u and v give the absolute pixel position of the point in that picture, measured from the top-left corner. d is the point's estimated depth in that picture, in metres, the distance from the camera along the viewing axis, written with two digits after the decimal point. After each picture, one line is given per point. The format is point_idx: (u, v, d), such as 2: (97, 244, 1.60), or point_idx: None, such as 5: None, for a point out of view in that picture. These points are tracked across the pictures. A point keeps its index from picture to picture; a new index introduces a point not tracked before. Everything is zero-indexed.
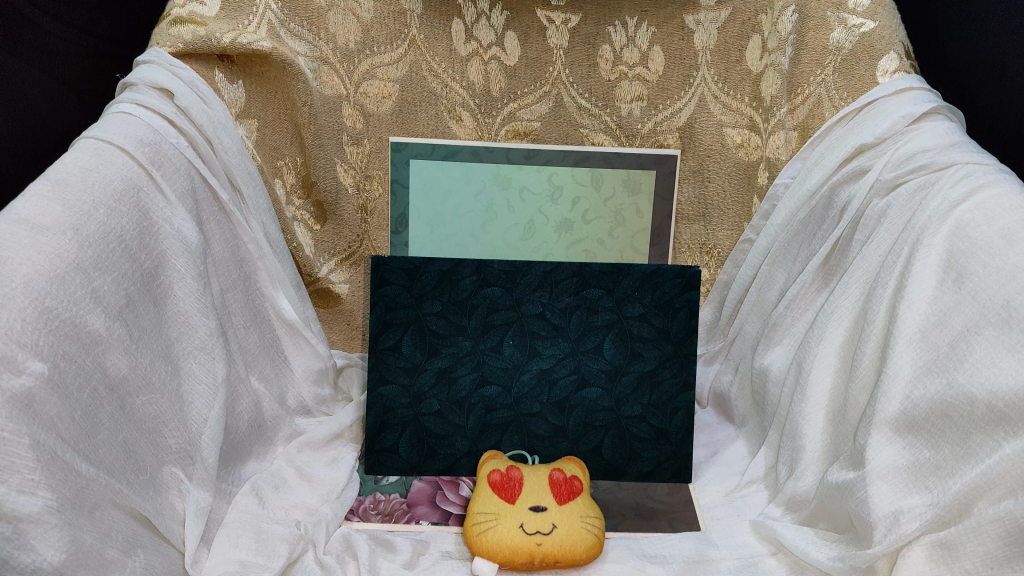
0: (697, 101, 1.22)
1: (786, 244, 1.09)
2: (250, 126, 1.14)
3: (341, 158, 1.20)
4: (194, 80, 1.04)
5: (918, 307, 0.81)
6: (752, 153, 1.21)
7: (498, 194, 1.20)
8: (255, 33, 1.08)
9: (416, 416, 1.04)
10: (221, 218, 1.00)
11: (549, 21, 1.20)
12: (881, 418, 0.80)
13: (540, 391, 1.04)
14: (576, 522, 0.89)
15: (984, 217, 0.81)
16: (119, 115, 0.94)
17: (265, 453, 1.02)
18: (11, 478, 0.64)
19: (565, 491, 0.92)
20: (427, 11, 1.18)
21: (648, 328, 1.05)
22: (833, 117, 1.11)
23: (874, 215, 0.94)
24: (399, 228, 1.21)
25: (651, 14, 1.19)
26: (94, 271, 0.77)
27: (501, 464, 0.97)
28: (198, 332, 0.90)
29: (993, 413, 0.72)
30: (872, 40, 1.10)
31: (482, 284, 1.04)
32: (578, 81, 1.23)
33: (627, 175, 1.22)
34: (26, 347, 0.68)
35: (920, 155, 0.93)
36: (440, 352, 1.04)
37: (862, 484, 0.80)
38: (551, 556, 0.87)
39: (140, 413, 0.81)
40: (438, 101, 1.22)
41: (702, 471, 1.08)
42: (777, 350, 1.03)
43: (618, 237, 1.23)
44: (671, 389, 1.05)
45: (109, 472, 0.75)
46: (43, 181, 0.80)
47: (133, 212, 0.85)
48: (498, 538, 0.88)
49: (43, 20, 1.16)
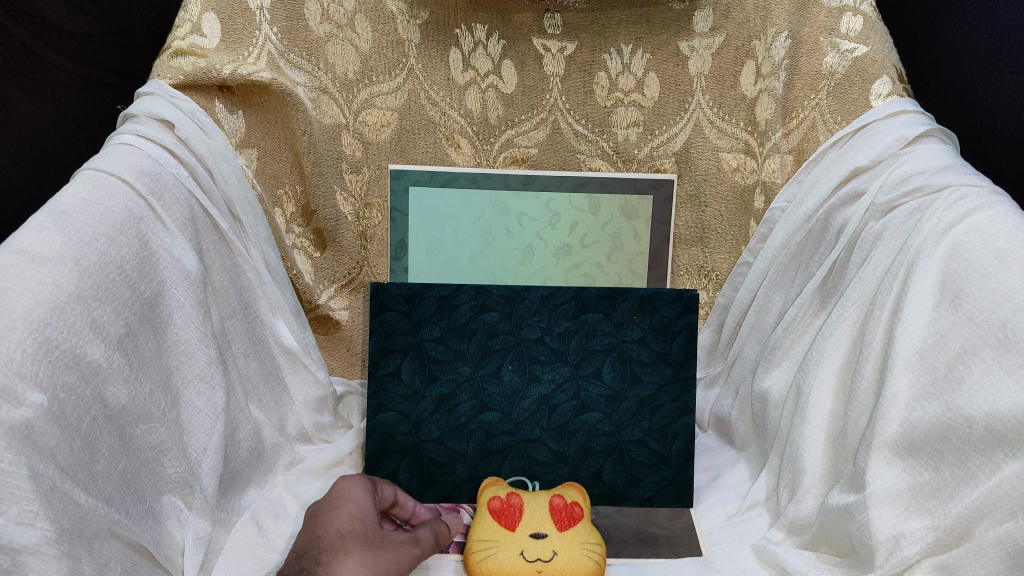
0: (693, 126, 1.23)
1: (784, 266, 1.10)
2: (251, 156, 1.16)
3: (340, 186, 1.21)
4: (194, 111, 1.05)
5: (914, 330, 0.82)
6: (748, 177, 1.22)
7: (497, 219, 1.21)
8: (255, 64, 1.10)
9: (416, 443, 1.04)
10: (222, 247, 1.01)
11: (545, 49, 1.22)
12: (881, 440, 0.80)
13: (541, 416, 1.04)
14: (577, 549, 0.89)
15: (979, 238, 0.81)
16: (119, 146, 0.96)
17: (264, 482, 1.01)
18: (10, 510, 0.64)
19: (565, 517, 0.92)
20: (424, 41, 1.20)
21: (648, 352, 1.05)
22: (829, 140, 1.11)
23: (870, 238, 0.94)
24: (399, 255, 1.22)
25: (646, 41, 1.21)
26: (94, 302, 0.77)
27: (501, 490, 0.96)
28: (198, 360, 0.90)
29: (993, 434, 0.72)
30: (865, 64, 1.09)
31: (481, 309, 1.04)
32: (574, 108, 1.25)
33: (624, 201, 1.23)
34: (25, 378, 0.68)
35: (915, 177, 0.94)
36: (439, 378, 1.04)
37: (863, 507, 0.80)
38: None
39: (140, 442, 0.81)
40: (436, 129, 1.24)
41: (703, 496, 1.07)
42: (776, 373, 1.03)
43: (616, 261, 1.24)
44: (671, 413, 1.05)
45: (107, 502, 0.75)
46: (44, 214, 0.81)
47: (133, 243, 0.86)
48: (499, 566, 0.87)
49: (46, 53, 1.21)
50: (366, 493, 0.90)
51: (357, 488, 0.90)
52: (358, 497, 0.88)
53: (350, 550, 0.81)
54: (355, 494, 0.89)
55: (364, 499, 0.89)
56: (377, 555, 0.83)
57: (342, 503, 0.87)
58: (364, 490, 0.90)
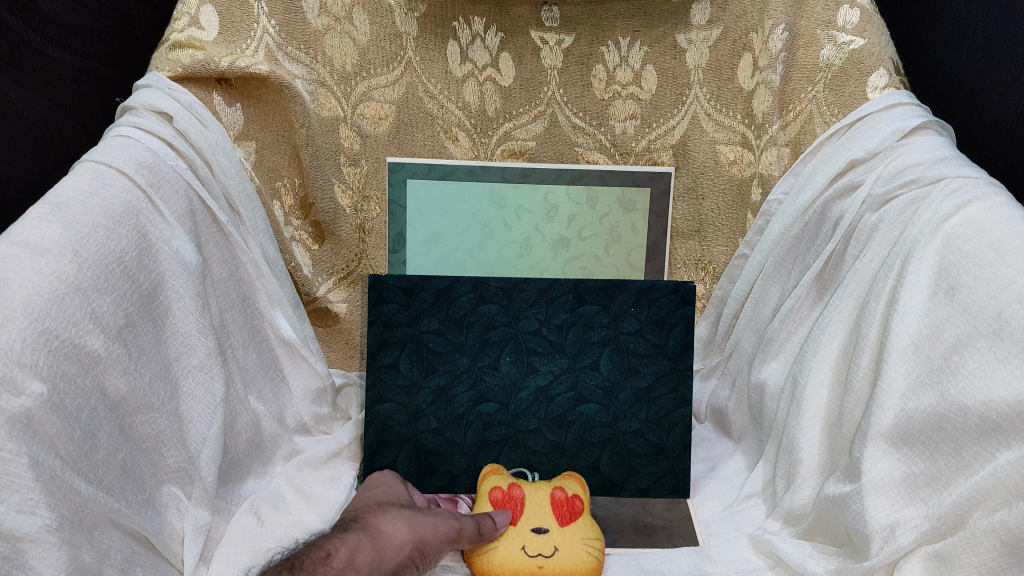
0: (690, 119, 1.23)
1: (781, 258, 1.10)
2: (249, 148, 1.15)
3: (338, 179, 1.21)
4: (192, 103, 1.05)
5: (909, 320, 0.82)
6: (746, 169, 1.22)
7: (495, 212, 1.21)
8: (252, 57, 1.10)
9: (414, 434, 1.04)
10: (220, 239, 1.01)
11: (543, 42, 1.22)
12: (876, 430, 0.81)
13: (538, 407, 1.04)
14: (577, 543, 0.89)
15: (974, 230, 0.82)
16: (117, 138, 0.96)
17: (263, 472, 1.02)
18: (11, 498, 0.64)
19: (566, 511, 0.93)
20: (423, 33, 1.20)
21: (645, 343, 1.05)
22: (825, 132, 1.11)
23: (866, 229, 0.95)
24: (396, 247, 1.23)
25: (644, 34, 1.22)
26: (93, 292, 0.78)
27: (502, 481, 0.97)
28: (197, 352, 0.91)
29: (987, 424, 0.72)
30: (861, 56, 1.09)
31: (479, 301, 1.05)
32: (572, 101, 1.25)
33: (621, 193, 1.23)
34: (25, 368, 0.68)
35: (910, 169, 0.94)
36: (437, 369, 1.04)
37: (859, 497, 0.80)
38: None
39: (140, 433, 0.82)
40: (434, 122, 1.24)
41: (701, 486, 1.08)
42: (772, 365, 1.04)
43: (613, 254, 1.25)
44: (668, 405, 1.05)
45: (107, 492, 0.75)
46: (43, 205, 0.81)
47: (132, 234, 0.86)
48: (500, 560, 0.88)
49: (45, 46, 1.20)
50: (401, 483, 0.98)
51: (390, 476, 0.98)
52: (390, 483, 0.97)
53: (389, 510, 0.89)
54: (388, 480, 0.97)
55: (396, 484, 0.97)
56: (415, 514, 0.88)
57: (375, 487, 0.96)
58: (397, 479, 0.98)
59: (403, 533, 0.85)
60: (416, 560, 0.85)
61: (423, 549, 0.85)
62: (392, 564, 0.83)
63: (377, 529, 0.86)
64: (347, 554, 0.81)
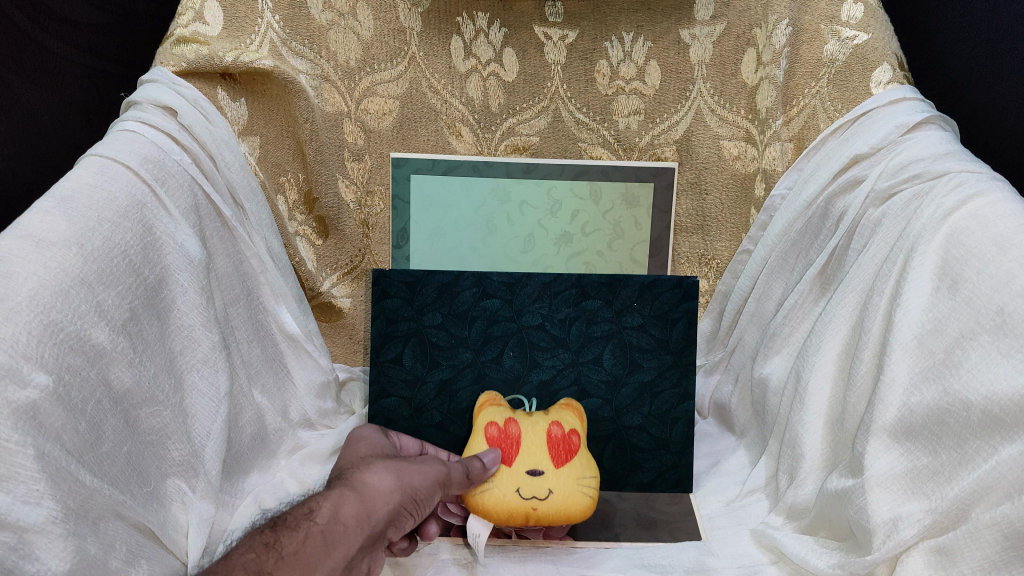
0: (693, 114, 1.23)
1: (784, 253, 1.10)
2: (253, 143, 1.16)
3: (342, 174, 1.21)
4: (196, 97, 1.05)
5: (912, 315, 0.82)
6: (749, 164, 1.22)
7: (498, 207, 1.21)
8: (256, 52, 1.09)
9: (418, 427, 1.05)
10: (224, 233, 1.02)
11: (547, 37, 1.23)
12: (880, 425, 0.81)
13: (541, 402, 1.05)
14: (571, 486, 0.93)
15: (977, 225, 0.81)
16: (122, 133, 0.96)
17: (267, 466, 1.02)
18: (17, 488, 0.64)
19: (562, 451, 0.94)
20: (426, 29, 1.21)
21: (648, 338, 1.05)
22: (829, 127, 1.11)
23: (870, 224, 0.95)
24: (400, 243, 1.23)
25: (647, 29, 1.22)
26: (98, 285, 0.78)
27: (499, 416, 0.97)
28: (201, 346, 0.91)
29: (989, 418, 0.72)
30: (866, 51, 1.09)
31: (482, 296, 1.05)
32: (575, 96, 1.25)
33: (625, 189, 1.23)
34: (31, 360, 0.69)
35: (916, 163, 0.94)
36: (440, 364, 1.04)
37: (861, 492, 0.80)
38: (545, 517, 0.92)
39: (145, 425, 0.82)
40: (438, 117, 1.25)
41: (702, 480, 1.08)
42: (774, 360, 1.04)
43: (616, 249, 1.24)
44: (671, 400, 1.05)
45: (113, 483, 0.76)
46: (49, 199, 0.82)
47: (137, 228, 0.86)
48: (494, 501, 0.92)
49: (50, 43, 1.22)
50: (379, 434, 0.97)
51: (371, 430, 0.97)
52: (370, 437, 0.96)
53: (371, 463, 0.89)
54: (368, 433, 0.97)
55: (376, 438, 0.96)
56: (400, 464, 0.89)
57: (354, 443, 0.95)
58: (378, 432, 0.98)
59: (390, 484, 0.87)
60: (408, 506, 0.87)
61: (414, 495, 0.87)
62: (384, 514, 0.85)
63: (362, 486, 0.86)
64: (330, 509, 0.82)
